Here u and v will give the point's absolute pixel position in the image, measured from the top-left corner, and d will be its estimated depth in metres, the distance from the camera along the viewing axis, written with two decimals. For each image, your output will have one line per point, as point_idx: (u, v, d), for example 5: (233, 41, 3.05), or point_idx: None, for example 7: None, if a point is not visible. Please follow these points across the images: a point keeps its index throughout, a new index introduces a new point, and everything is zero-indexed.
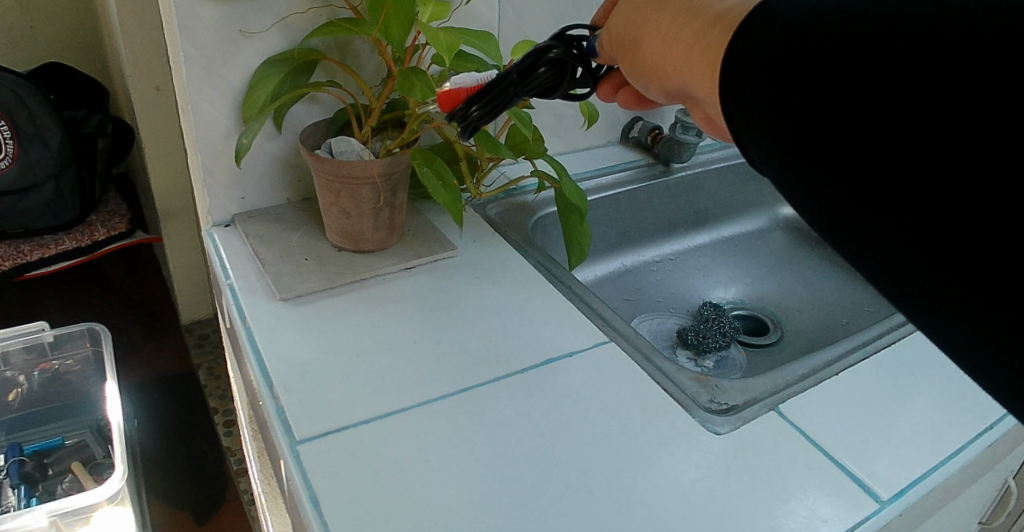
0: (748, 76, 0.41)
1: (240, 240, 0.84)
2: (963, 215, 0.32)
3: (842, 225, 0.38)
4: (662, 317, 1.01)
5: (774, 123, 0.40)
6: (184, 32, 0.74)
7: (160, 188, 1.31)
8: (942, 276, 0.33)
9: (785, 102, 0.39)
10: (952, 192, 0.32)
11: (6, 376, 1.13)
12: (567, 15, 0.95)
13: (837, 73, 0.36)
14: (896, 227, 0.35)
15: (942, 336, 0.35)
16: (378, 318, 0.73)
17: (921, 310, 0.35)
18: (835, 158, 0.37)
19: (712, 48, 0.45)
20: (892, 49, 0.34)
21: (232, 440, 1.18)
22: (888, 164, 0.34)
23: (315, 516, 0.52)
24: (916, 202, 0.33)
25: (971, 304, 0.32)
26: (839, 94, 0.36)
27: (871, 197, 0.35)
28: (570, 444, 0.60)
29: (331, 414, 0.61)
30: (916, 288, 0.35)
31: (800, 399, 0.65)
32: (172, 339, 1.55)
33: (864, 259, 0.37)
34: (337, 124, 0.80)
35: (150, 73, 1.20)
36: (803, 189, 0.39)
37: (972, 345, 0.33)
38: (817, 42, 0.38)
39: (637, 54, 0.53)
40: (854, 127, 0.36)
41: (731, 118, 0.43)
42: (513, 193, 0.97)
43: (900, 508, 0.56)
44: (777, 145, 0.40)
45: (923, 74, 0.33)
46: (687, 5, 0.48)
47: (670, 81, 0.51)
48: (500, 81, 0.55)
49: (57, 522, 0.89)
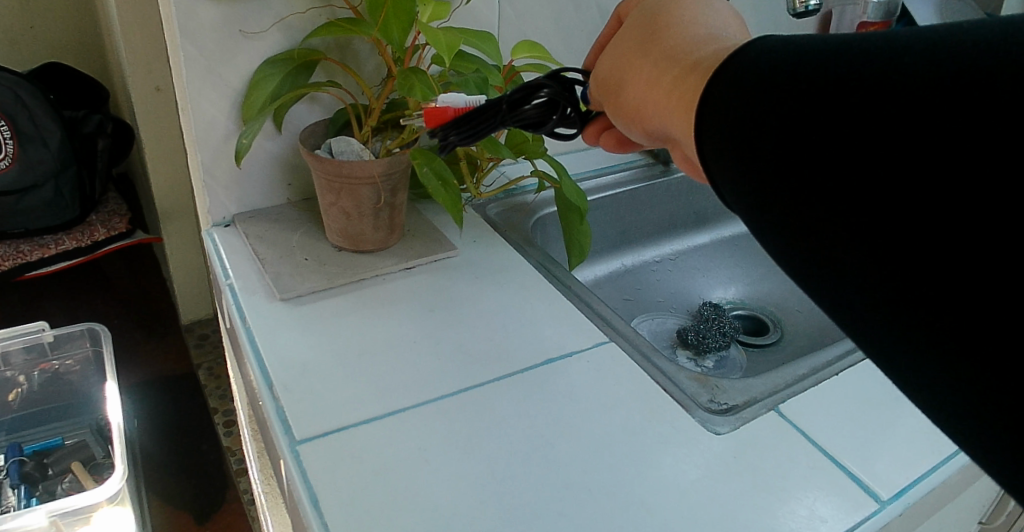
0: (723, 109, 0.39)
1: (240, 240, 0.84)
2: (953, 267, 0.29)
3: (817, 271, 0.35)
4: (662, 316, 1.01)
5: (746, 160, 0.37)
6: (183, 32, 0.74)
7: (160, 187, 1.31)
8: (927, 332, 0.31)
9: (760, 143, 0.36)
10: (940, 243, 0.30)
11: (6, 376, 1.13)
12: (567, 14, 0.95)
13: (814, 112, 0.34)
14: (876, 278, 0.32)
15: (923, 394, 0.33)
16: (379, 319, 0.73)
17: (907, 370, 0.33)
18: (811, 201, 0.34)
19: (688, 90, 0.43)
20: (874, 89, 0.32)
21: (232, 440, 1.18)
22: (869, 210, 0.32)
23: (314, 516, 0.52)
24: (899, 253, 0.31)
25: (955, 364, 0.30)
26: (816, 135, 0.34)
27: (849, 246, 0.33)
28: (570, 443, 0.60)
29: (330, 415, 0.61)
30: (895, 342, 0.33)
31: (801, 399, 0.65)
32: (173, 339, 1.55)
33: (844, 310, 0.35)
34: (337, 124, 0.80)
35: (150, 73, 1.20)
36: (779, 236, 0.37)
37: (957, 406, 0.31)
38: (795, 78, 0.36)
39: (620, 99, 0.50)
40: (833, 171, 0.33)
41: (705, 153, 0.41)
42: (513, 193, 0.97)
43: (899, 508, 0.56)
44: (749, 184, 0.38)
45: (912, 118, 0.31)
46: (668, 52, 0.46)
47: (651, 125, 0.48)
48: (488, 109, 0.53)
49: (57, 522, 0.89)
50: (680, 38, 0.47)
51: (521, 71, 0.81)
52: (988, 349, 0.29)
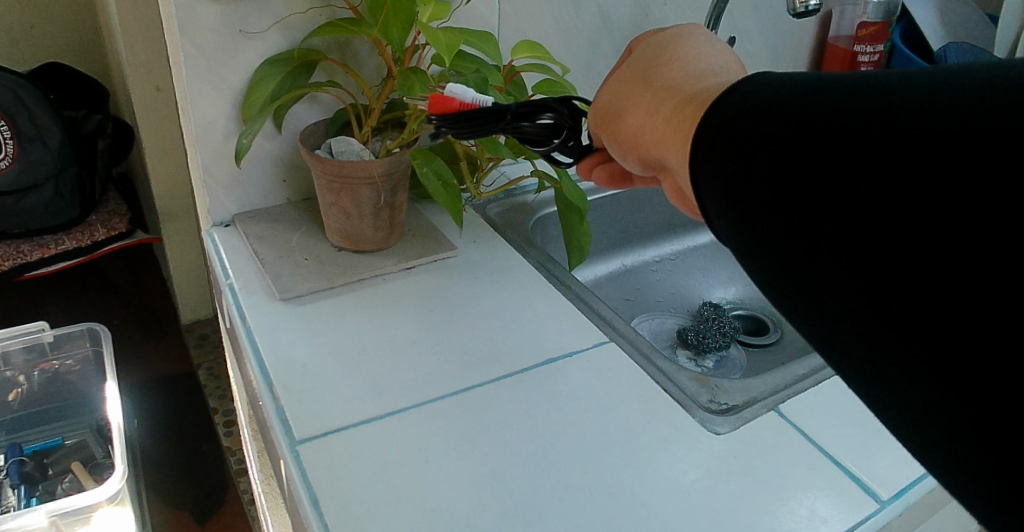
0: (717, 139, 0.38)
1: (240, 240, 0.84)
2: (948, 309, 0.29)
3: (810, 309, 0.34)
4: (662, 317, 1.01)
5: (739, 192, 0.37)
6: (184, 33, 0.74)
7: (160, 187, 1.31)
8: (921, 375, 0.30)
9: (749, 169, 0.36)
10: (935, 283, 0.29)
11: (6, 376, 1.13)
12: (568, 14, 0.95)
13: (810, 147, 0.34)
14: (870, 319, 0.32)
15: (916, 440, 0.32)
16: (378, 318, 0.73)
17: (896, 404, 0.32)
18: (804, 237, 0.34)
19: (686, 119, 0.42)
20: (869, 126, 0.32)
21: (231, 440, 1.18)
22: (863, 248, 0.31)
23: (314, 516, 0.52)
24: (893, 292, 0.30)
25: (950, 409, 0.29)
26: (811, 170, 0.34)
27: (842, 284, 0.32)
28: (570, 443, 0.60)
29: (330, 414, 0.61)
30: (889, 384, 0.32)
31: (801, 398, 0.65)
32: (172, 339, 1.55)
33: (832, 342, 0.34)
34: (337, 124, 0.80)
35: (150, 73, 1.20)
36: (767, 264, 0.36)
37: (950, 454, 0.30)
38: (790, 113, 0.35)
39: (617, 127, 0.50)
40: (826, 208, 0.33)
41: (697, 181, 0.40)
42: (513, 193, 0.97)
43: (900, 508, 0.56)
44: (741, 218, 0.37)
45: (902, 148, 0.31)
46: (668, 84, 0.46)
47: (648, 153, 0.48)
48: (492, 112, 0.53)
49: (57, 522, 0.89)
50: (680, 72, 0.47)
51: (521, 71, 0.81)
52: (983, 394, 0.28)
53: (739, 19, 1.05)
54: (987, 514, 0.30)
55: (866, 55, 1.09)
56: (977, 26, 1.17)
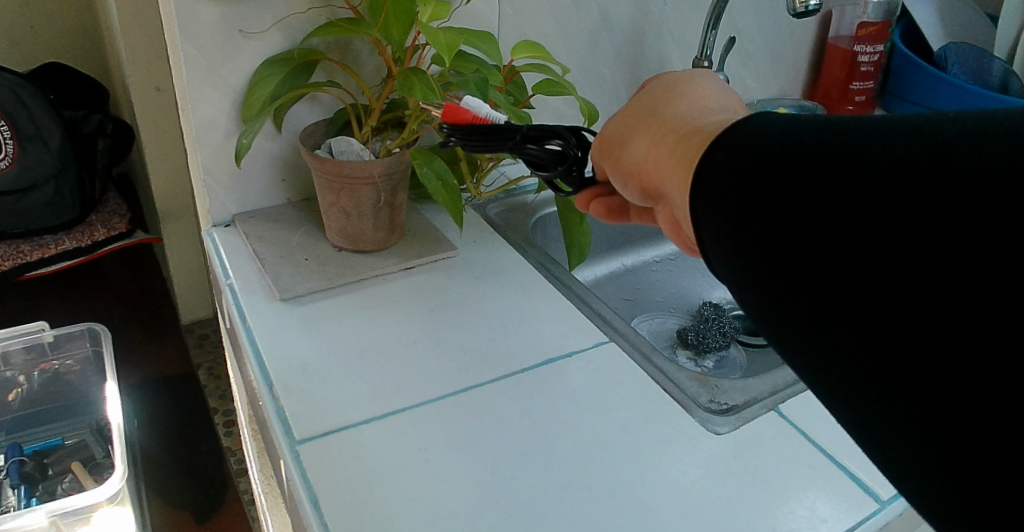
0: (716, 173, 0.38)
1: (240, 240, 0.84)
2: (947, 360, 0.28)
3: (805, 354, 0.34)
4: (662, 317, 1.01)
5: (734, 229, 0.36)
6: (184, 33, 0.74)
7: (161, 187, 1.31)
8: (919, 425, 0.29)
9: (743, 196, 0.36)
10: (935, 332, 0.28)
11: (6, 376, 1.13)
12: (568, 14, 0.95)
13: (806, 186, 0.33)
14: (864, 354, 0.31)
15: (912, 490, 0.31)
16: (378, 318, 0.73)
17: (886, 442, 0.31)
18: (799, 279, 0.33)
19: (691, 150, 0.42)
20: (865, 168, 0.31)
21: (231, 440, 1.18)
22: (859, 293, 0.30)
23: (314, 516, 0.52)
24: (891, 339, 0.30)
25: (947, 461, 0.29)
26: (806, 210, 0.33)
27: (836, 318, 0.32)
28: (570, 442, 0.60)
29: (330, 414, 0.61)
30: (884, 432, 0.31)
31: (801, 398, 0.65)
32: (173, 338, 1.55)
33: (823, 375, 0.33)
34: (337, 124, 0.80)
35: (151, 73, 1.20)
36: (758, 294, 0.35)
37: (946, 506, 0.29)
38: (786, 151, 0.35)
39: (620, 158, 0.50)
40: (822, 250, 0.32)
41: (694, 213, 0.39)
42: (513, 193, 0.98)
43: (900, 508, 0.56)
44: (737, 255, 0.36)
45: (899, 181, 0.30)
46: (674, 119, 0.46)
47: (648, 181, 0.47)
48: (503, 131, 0.53)
49: (57, 522, 0.89)
50: (685, 108, 0.47)
51: (521, 71, 0.81)
52: (979, 435, 0.27)
53: (739, 18, 1.06)
54: None
55: (866, 55, 1.09)
56: (977, 26, 1.17)
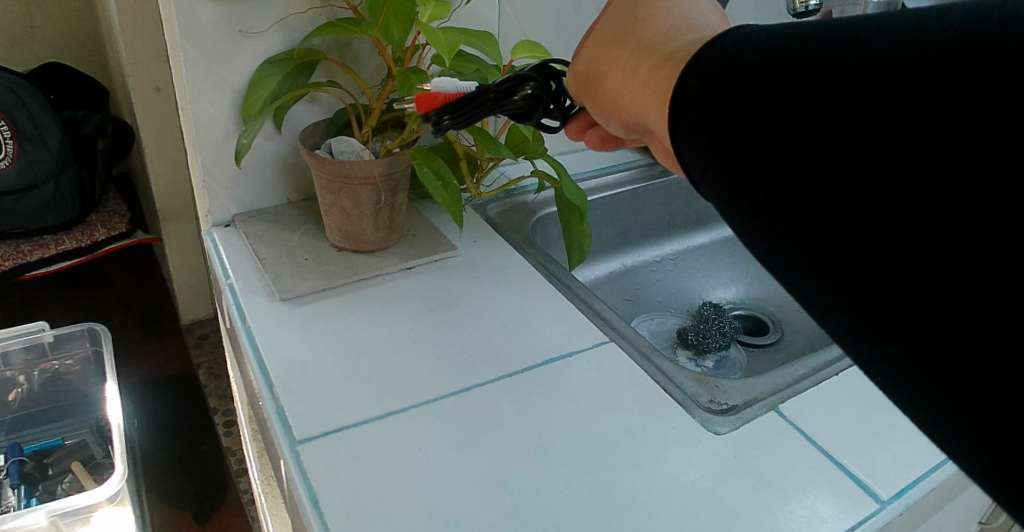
0: (706, 121, 0.38)
1: (240, 240, 0.84)
2: (941, 245, 0.29)
3: (799, 275, 0.35)
4: (662, 316, 1.01)
5: (725, 159, 0.37)
6: (184, 32, 0.74)
7: (160, 188, 1.30)
8: (911, 332, 0.30)
9: (740, 142, 0.36)
10: (928, 246, 0.29)
11: (6, 376, 1.13)
12: (567, 13, 0.95)
13: (794, 109, 0.34)
14: (872, 291, 0.31)
15: (907, 400, 0.32)
16: (379, 319, 0.73)
17: (898, 375, 0.32)
18: (803, 221, 0.33)
19: (664, 81, 0.43)
20: (850, 84, 0.32)
21: (231, 440, 1.19)
22: (852, 210, 0.31)
23: (314, 516, 0.52)
24: (885, 253, 0.30)
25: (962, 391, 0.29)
26: (796, 132, 0.34)
27: (843, 256, 0.32)
28: (571, 443, 0.60)
29: (332, 415, 0.61)
30: (875, 343, 0.32)
31: (801, 398, 0.65)
32: (171, 340, 1.54)
33: (835, 315, 0.33)
34: (337, 124, 0.80)
35: (150, 73, 1.20)
36: (767, 238, 0.36)
37: (966, 436, 0.30)
38: (772, 75, 0.35)
39: (598, 87, 0.50)
40: (814, 170, 0.33)
41: (685, 157, 0.40)
42: (513, 193, 0.98)
43: (900, 508, 0.56)
44: (729, 185, 0.37)
45: (895, 111, 0.30)
46: (643, 44, 0.46)
47: (630, 116, 0.48)
48: (477, 95, 0.52)
49: (57, 522, 0.89)
50: (652, 29, 0.46)
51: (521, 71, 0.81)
52: (983, 359, 0.28)
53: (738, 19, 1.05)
54: (1000, 486, 0.29)
55: None
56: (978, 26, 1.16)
